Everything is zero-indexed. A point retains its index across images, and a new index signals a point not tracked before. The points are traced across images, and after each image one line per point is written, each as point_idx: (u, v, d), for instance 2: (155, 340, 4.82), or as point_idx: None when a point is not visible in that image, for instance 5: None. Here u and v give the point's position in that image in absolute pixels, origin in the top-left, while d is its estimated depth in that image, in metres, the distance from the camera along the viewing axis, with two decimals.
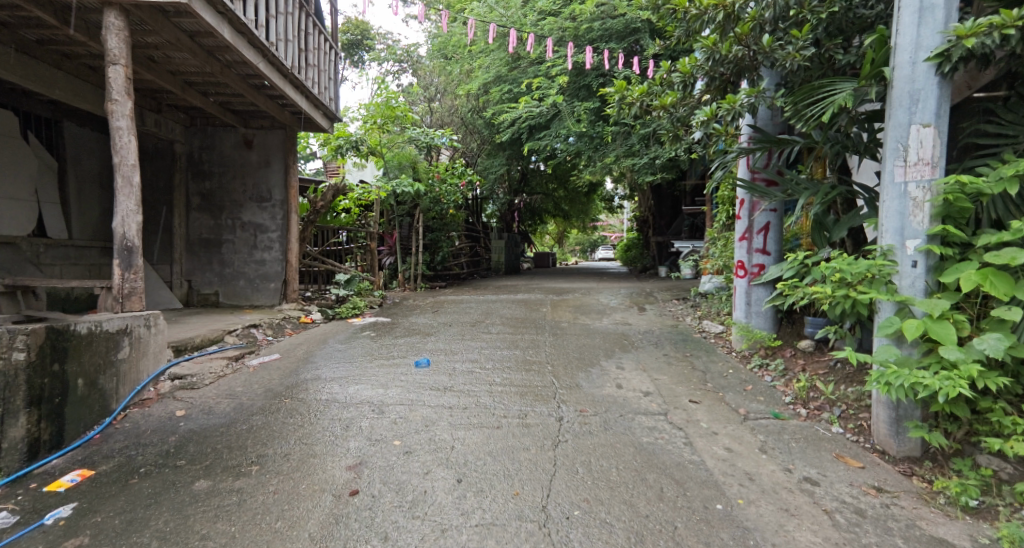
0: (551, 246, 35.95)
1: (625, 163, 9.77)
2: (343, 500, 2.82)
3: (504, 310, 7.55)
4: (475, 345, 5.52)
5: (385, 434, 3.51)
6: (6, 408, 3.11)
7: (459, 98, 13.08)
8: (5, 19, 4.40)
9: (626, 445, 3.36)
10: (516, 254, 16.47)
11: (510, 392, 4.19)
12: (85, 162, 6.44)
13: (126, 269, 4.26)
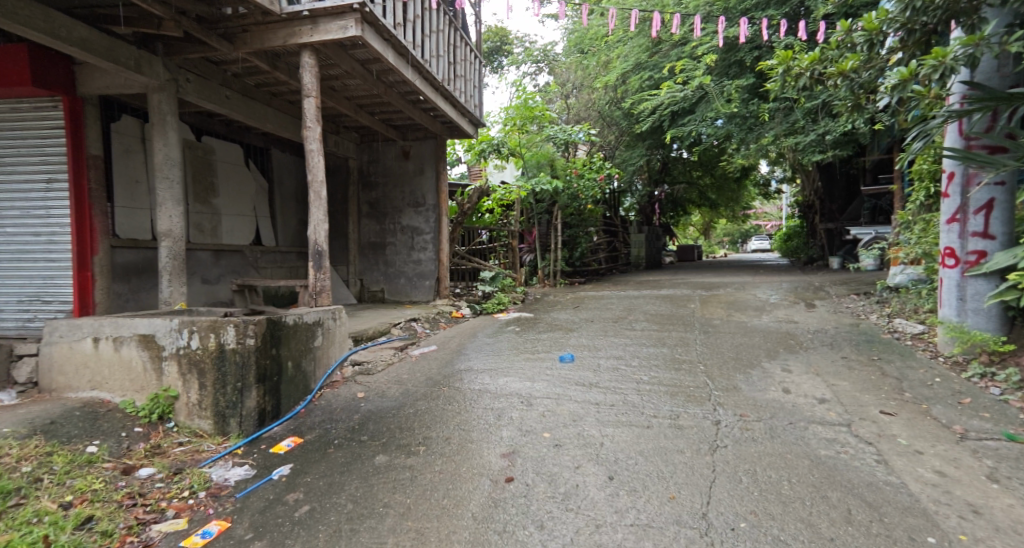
0: (695, 238, 34.42)
1: (787, 142, 9.28)
2: (500, 486, 2.98)
3: (648, 306, 7.48)
4: (619, 342, 5.58)
5: (535, 426, 3.64)
6: (242, 383, 3.69)
7: (595, 91, 13.03)
8: (236, 71, 5.38)
9: (800, 457, 3.18)
10: (657, 248, 16.03)
11: (660, 391, 4.19)
12: (287, 182, 7.56)
13: (317, 269, 4.93)
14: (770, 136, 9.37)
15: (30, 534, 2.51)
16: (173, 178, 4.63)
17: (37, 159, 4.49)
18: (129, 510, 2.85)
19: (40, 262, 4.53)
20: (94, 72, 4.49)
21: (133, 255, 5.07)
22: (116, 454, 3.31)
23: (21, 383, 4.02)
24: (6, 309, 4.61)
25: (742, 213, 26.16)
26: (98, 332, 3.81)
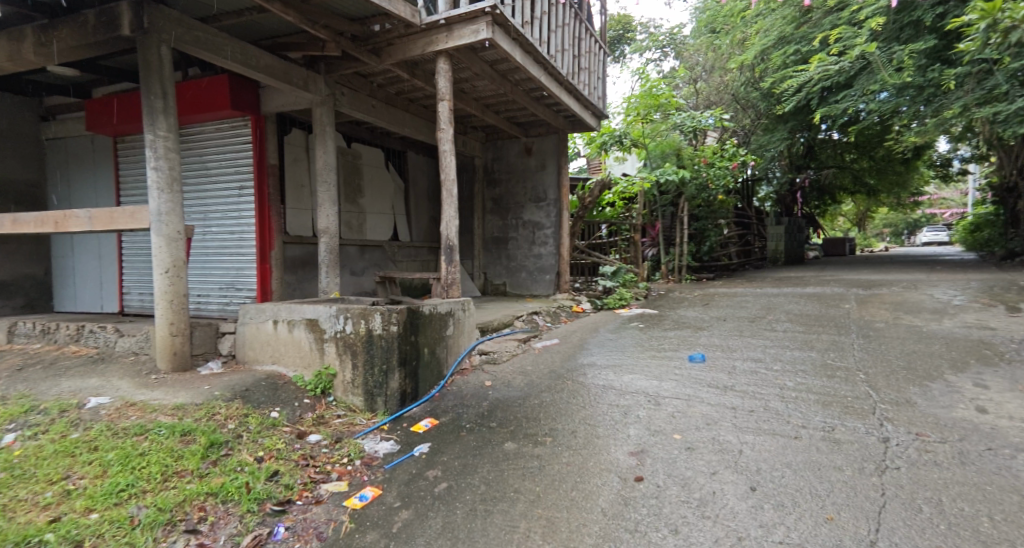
0: (848, 230, 31.15)
1: (980, 112, 7.89)
2: (630, 484, 3.01)
3: (792, 305, 6.97)
4: (758, 343, 5.30)
5: (664, 426, 3.60)
6: (387, 366, 4.09)
7: (730, 72, 12.41)
8: (380, 81, 5.87)
9: (1000, 489, 2.81)
10: (800, 241, 14.72)
11: (809, 399, 3.90)
12: (420, 182, 8.10)
13: (448, 263, 5.17)
14: (958, 106, 8.04)
15: (236, 479, 3.02)
16: (330, 181, 5.20)
17: (232, 170, 5.32)
18: (303, 469, 3.30)
19: (235, 256, 5.36)
20: (273, 92, 5.20)
21: (300, 250, 5.79)
22: (293, 420, 3.83)
23: (224, 354, 4.69)
24: (210, 295, 5.52)
25: (911, 199, 23.08)
26: (277, 316, 4.42)
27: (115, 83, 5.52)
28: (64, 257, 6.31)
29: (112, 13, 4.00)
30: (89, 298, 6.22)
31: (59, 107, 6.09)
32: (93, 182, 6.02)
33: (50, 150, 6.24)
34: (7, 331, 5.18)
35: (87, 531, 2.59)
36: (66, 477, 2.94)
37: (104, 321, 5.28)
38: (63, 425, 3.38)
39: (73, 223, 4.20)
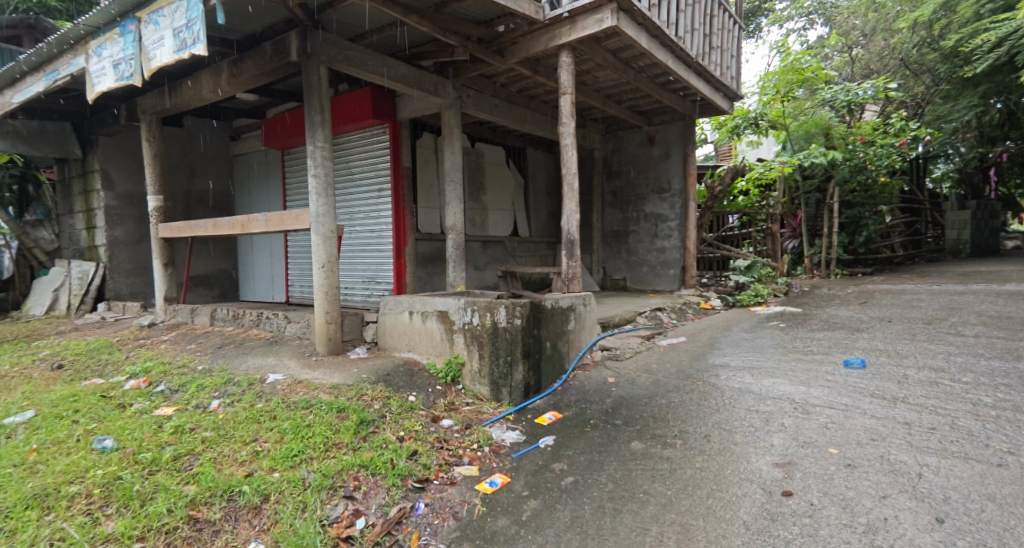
0: None
1: None
2: (777, 499, 2.84)
3: (982, 306, 6.05)
4: (937, 350, 4.69)
5: (816, 439, 3.33)
6: (511, 357, 4.21)
7: (896, 35, 11.08)
8: (504, 80, 6.03)
9: None
10: (994, 231, 12.16)
11: (1015, 421, 3.35)
12: (539, 177, 8.21)
13: (569, 257, 5.14)
14: None
15: (382, 455, 3.31)
16: (457, 180, 5.45)
17: (374, 174, 5.80)
18: (438, 452, 3.52)
19: (376, 252, 5.84)
20: (407, 99, 5.56)
21: (430, 246, 6.14)
22: (428, 405, 4.07)
23: (369, 340, 5.13)
24: (354, 287, 6.08)
25: None
26: (412, 307, 4.74)
27: (281, 103, 6.24)
28: (246, 253, 7.34)
29: (283, 42, 4.54)
30: (264, 289, 7.15)
31: (244, 128, 7.04)
32: (266, 189, 6.87)
33: (237, 165, 7.25)
34: (209, 316, 6.10)
35: (271, 488, 2.99)
36: (255, 440, 3.43)
37: (273, 310, 6.06)
38: (252, 396, 3.98)
39: (255, 226, 4.97)
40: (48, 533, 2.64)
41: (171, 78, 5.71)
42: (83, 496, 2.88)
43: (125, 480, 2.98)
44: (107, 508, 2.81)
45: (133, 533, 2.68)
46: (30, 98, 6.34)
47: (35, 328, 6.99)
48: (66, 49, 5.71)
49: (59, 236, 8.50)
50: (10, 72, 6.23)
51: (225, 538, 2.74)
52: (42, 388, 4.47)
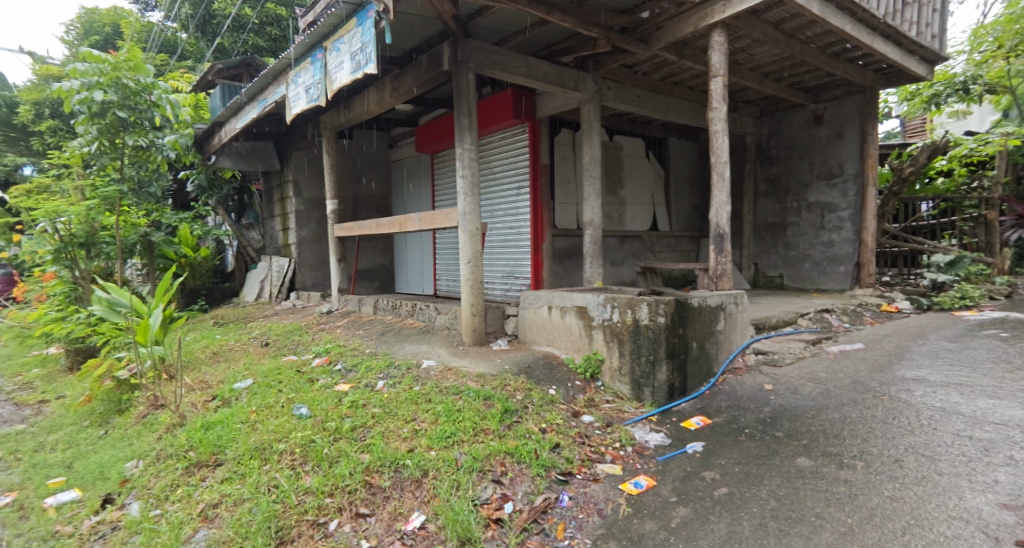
0: None
1: None
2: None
3: None
4: None
5: None
6: (655, 356, 3.99)
7: None
8: (646, 68, 5.80)
9: None
10: None
11: None
12: (681, 167, 7.80)
13: (718, 253, 4.78)
14: None
15: (527, 444, 3.36)
16: (596, 175, 5.36)
17: (513, 173, 5.93)
18: (580, 447, 3.50)
19: (515, 248, 5.96)
20: (548, 96, 5.59)
21: (567, 242, 6.11)
22: (568, 400, 4.04)
23: (509, 333, 5.23)
24: (495, 281, 6.27)
25: None
26: (551, 302, 4.75)
27: (432, 110, 6.60)
28: (400, 250, 7.91)
29: (437, 53, 4.79)
30: (416, 283, 7.65)
31: (401, 135, 7.57)
32: (418, 191, 7.33)
33: (393, 170, 7.83)
34: (373, 306, 6.68)
35: (430, 464, 3.19)
36: (414, 419, 3.69)
37: (425, 302, 6.49)
38: (410, 378, 4.28)
39: (410, 225, 5.37)
40: (266, 481, 3.23)
41: (346, 97, 6.32)
42: (288, 455, 3.43)
43: (317, 443, 3.46)
44: (304, 466, 3.33)
45: (325, 489, 3.10)
46: (246, 124, 7.46)
47: (246, 312, 8.29)
48: (273, 80, 6.64)
49: (265, 238, 10.09)
50: (234, 103, 7.40)
51: (393, 505, 3.02)
52: (256, 360, 5.47)
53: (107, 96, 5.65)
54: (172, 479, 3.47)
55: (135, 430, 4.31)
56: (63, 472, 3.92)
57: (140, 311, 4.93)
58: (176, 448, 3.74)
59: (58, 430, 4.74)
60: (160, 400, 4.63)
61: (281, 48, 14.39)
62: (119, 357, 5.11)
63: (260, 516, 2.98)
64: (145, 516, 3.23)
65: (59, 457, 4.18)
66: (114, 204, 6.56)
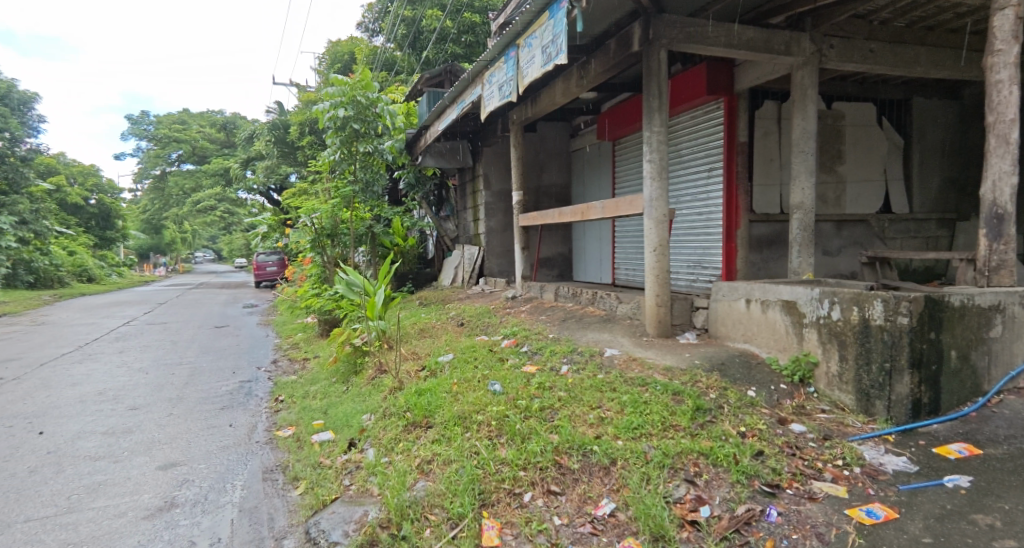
0: None
1: None
2: None
3: None
4: None
5: None
6: (893, 365, 3.31)
7: None
8: (887, 17, 4.85)
9: None
10: None
11: None
12: (930, 133, 6.45)
13: (994, 239, 3.82)
14: None
15: (724, 447, 3.07)
16: (809, 150, 4.66)
17: (705, 155, 5.47)
18: (790, 458, 3.07)
19: (706, 236, 5.49)
20: (752, 66, 5.00)
21: (767, 229, 5.42)
22: (771, 403, 3.59)
23: (699, 327, 4.85)
24: (680, 271, 5.89)
25: None
26: (750, 295, 4.27)
27: (614, 95, 6.34)
28: (580, 239, 7.84)
29: (627, 35, 4.57)
30: (594, 272, 7.54)
31: (583, 124, 7.47)
32: (598, 179, 7.19)
33: (575, 159, 7.77)
34: (554, 293, 6.73)
35: (619, 453, 3.12)
36: (599, 407, 3.64)
37: (609, 290, 6.33)
38: (594, 366, 4.21)
39: (593, 213, 5.26)
40: (468, 447, 3.41)
41: (535, 91, 6.40)
42: (486, 426, 3.61)
43: (511, 419, 3.58)
44: (500, 438, 3.46)
45: (519, 462, 3.18)
46: (447, 125, 8.02)
47: (445, 294, 9.01)
48: (471, 82, 7.02)
49: (459, 229, 10.85)
50: (439, 106, 8.01)
51: (583, 487, 3.00)
52: (454, 338, 5.88)
53: (346, 111, 6.99)
54: (396, 434, 3.87)
55: (368, 389, 4.94)
56: (323, 416, 4.63)
57: (369, 290, 5.57)
58: (398, 408, 4.19)
59: (317, 383, 5.67)
60: (384, 366, 5.23)
61: (476, 54, 15.33)
62: (355, 328, 5.77)
63: (465, 477, 3.14)
64: (379, 461, 3.61)
65: (319, 404, 4.95)
66: (350, 202, 7.58)
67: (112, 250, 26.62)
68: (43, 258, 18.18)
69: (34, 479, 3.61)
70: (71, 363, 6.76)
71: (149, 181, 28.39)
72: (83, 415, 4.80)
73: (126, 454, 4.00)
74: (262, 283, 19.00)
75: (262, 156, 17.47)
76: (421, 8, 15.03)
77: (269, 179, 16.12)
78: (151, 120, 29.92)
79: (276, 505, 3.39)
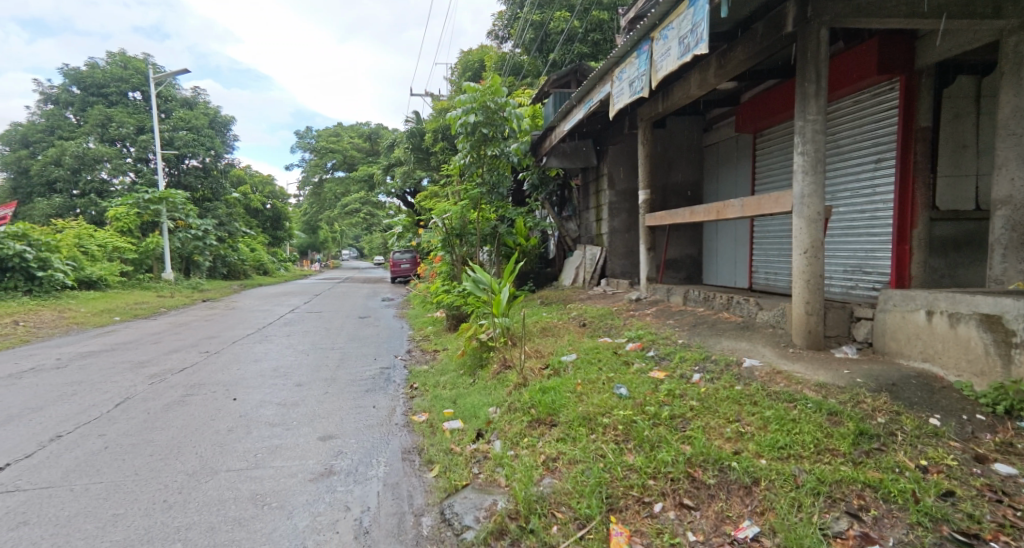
0: None
1: None
2: None
3: None
4: None
5: None
6: None
7: None
8: None
9: None
10: None
11: None
12: None
13: None
14: None
15: (898, 481, 2.68)
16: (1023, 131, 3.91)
17: (873, 144, 4.85)
18: (994, 505, 2.58)
19: (871, 236, 4.87)
20: (937, 37, 4.32)
21: (954, 228, 4.60)
22: (962, 436, 3.04)
23: (860, 340, 4.28)
24: (834, 275, 5.31)
25: None
26: (933, 305, 3.68)
27: (759, 83, 5.87)
28: (713, 239, 7.36)
29: (778, 16, 4.19)
30: (728, 275, 7.04)
31: (718, 117, 6.98)
32: (735, 175, 6.71)
33: (709, 155, 7.29)
34: (683, 295, 6.38)
35: (762, 473, 2.84)
36: (737, 421, 3.35)
37: (747, 294, 5.88)
38: (730, 376, 3.90)
39: (731, 212, 4.88)
40: (593, 448, 3.32)
41: (667, 84, 6.12)
42: (612, 429, 3.48)
43: (639, 425, 3.42)
44: (627, 443, 3.31)
45: (648, 471, 3.02)
46: (573, 125, 7.95)
47: (566, 294, 8.95)
48: (599, 80, 6.90)
49: (581, 229, 10.76)
50: (566, 106, 7.97)
51: (720, 505, 2.77)
52: (576, 338, 5.79)
53: (476, 117, 7.19)
54: (521, 429, 3.88)
55: (493, 383, 5.01)
56: (452, 405, 4.78)
57: (494, 288, 5.66)
58: (522, 403, 4.19)
59: (446, 374, 5.89)
60: (509, 362, 5.29)
61: (603, 51, 15.09)
62: (482, 323, 5.89)
63: (592, 479, 3.05)
64: (505, 453, 3.64)
65: (450, 393, 5.13)
66: (477, 203, 7.77)
67: (280, 248, 30.16)
68: (234, 254, 21.12)
69: (229, 436, 4.11)
70: (253, 342, 7.68)
71: (307, 188, 31.64)
72: (264, 386, 5.40)
73: (295, 423, 4.43)
74: (397, 280, 20.44)
75: (400, 162, 18.70)
76: (549, 11, 15.16)
77: (406, 183, 17.20)
78: (311, 133, 33.36)
79: (415, 484, 3.54)
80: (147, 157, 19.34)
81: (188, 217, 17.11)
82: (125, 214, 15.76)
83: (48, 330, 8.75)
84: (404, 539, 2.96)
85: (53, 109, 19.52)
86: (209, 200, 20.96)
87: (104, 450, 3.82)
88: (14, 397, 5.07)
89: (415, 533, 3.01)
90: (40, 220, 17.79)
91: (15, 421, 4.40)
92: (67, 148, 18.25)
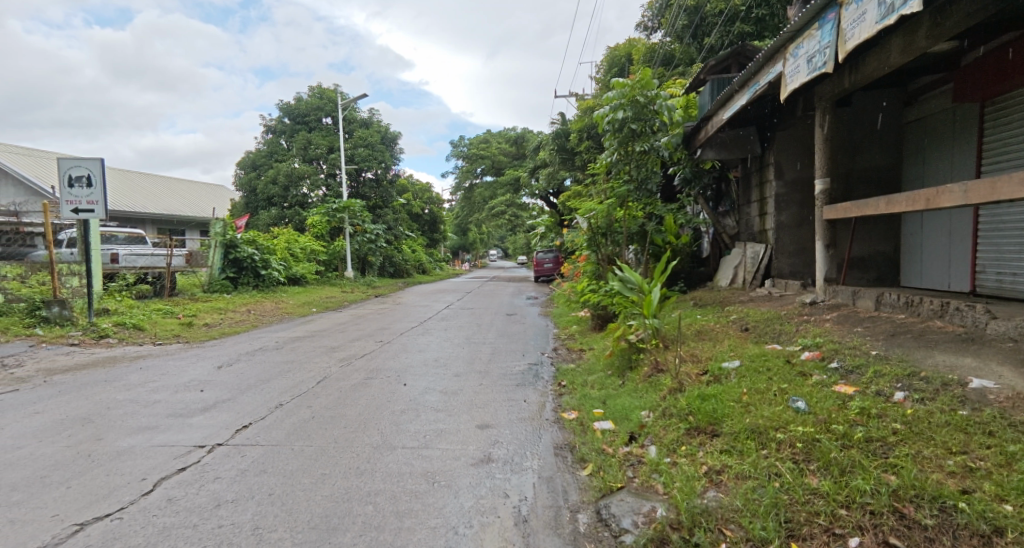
0: None
1: None
2: None
3: None
4: None
5: None
6: None
7: None
8: None
9: None
10: None
11: None
12: None
13: None
14: None
15: None
16: None
17: None
18: None
19: None
20: None
21: None
22: None
23: None
24: None
25: None
26: None
27: (994, 41, 4.85)
28: (916, 234, 6.28)
29: None
30: (939, 277, 5.93)
31: (925, 87, 5.91)
32: (951, 156, 5.63)
33: (911, 133, 6.21)
34: (873, 300, 5.49)
35: (1009, 522, 2.25)
36: (964, 452, 2.73)
37: (969, 299, 4.88)
38: (951, 399, 3.21)
39: (948, 198, 4.02)
40: (766, 465, 2.92)
41: (856, 55, 5.31)
42: (788, 446, 3.04)
43: (824, 444, 2.93)
44: (809, 464, 2.85)
45: (838, 498, 2.57)
46: (733, 113, 7.29)
47: (723, 295, 8.27)
48: (768, 60, 6.23)
49: (740, 225, 9.90)
50: (725, 92, 7.33)
51: None
52: (739, 344, 5.24)
53: (625, 112, 6.89)
54: (678, 436, 3.58)
55: (644, 386, 4.71)
56: (602, 406, 4.58)
57: (644, 288, 5.29)
58: (678, 410, 3.86)
59: (594, 373, 5.71)
60: (661, 365, 4.92)
61: (769, 28, 13.78)
62: (631, 324, 5.59)
63: (766, 499, 2.69)
64: (661, 460, 3.37)
65: (599, 394, 4.94)
66: (624, 201, 7.43)
67: (436, 250, 32.26)
68: (400, 254, 22.99)
69: (403, 417, 4.34)
70: (417, 334, 8.19)
71: (458, 192, 33.38)
72: (430, 374, 5.68)
73: (457, 410, 4.56)
74: (541, 278, 20.66)
75: (545, 163, 18.86)
76: None
77: (551, 183, 17.56)
78: (465, 139, 35.27)
79: (569, 481, 3.41)
80: (335, 172, 21.99)
81: (364, 223, 18.94)
82: (319, 221, 18.19)
83: (269, 317, 10.22)
84: (562, 533, 2.83)
85: (272, 138, 22.63)
86: (380, 208, 23.05)
87: (312, 419, 4.24)
88: (250, 369, 5.91)
89: (572, 529, 2.87)
90: (263, 229, 21.11)
91: (252, 389, 5.09)
92: (280, 169, 21.17)
